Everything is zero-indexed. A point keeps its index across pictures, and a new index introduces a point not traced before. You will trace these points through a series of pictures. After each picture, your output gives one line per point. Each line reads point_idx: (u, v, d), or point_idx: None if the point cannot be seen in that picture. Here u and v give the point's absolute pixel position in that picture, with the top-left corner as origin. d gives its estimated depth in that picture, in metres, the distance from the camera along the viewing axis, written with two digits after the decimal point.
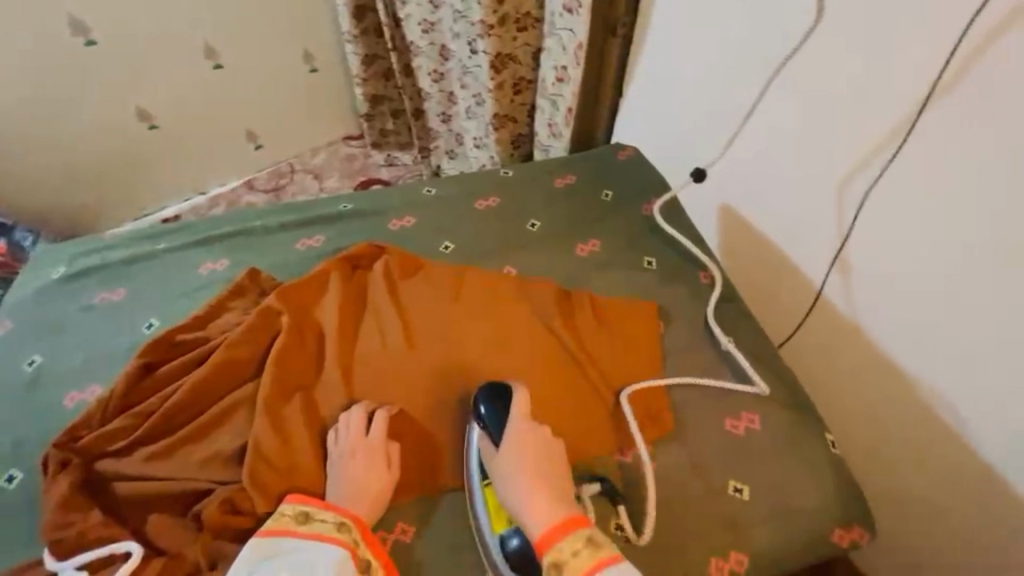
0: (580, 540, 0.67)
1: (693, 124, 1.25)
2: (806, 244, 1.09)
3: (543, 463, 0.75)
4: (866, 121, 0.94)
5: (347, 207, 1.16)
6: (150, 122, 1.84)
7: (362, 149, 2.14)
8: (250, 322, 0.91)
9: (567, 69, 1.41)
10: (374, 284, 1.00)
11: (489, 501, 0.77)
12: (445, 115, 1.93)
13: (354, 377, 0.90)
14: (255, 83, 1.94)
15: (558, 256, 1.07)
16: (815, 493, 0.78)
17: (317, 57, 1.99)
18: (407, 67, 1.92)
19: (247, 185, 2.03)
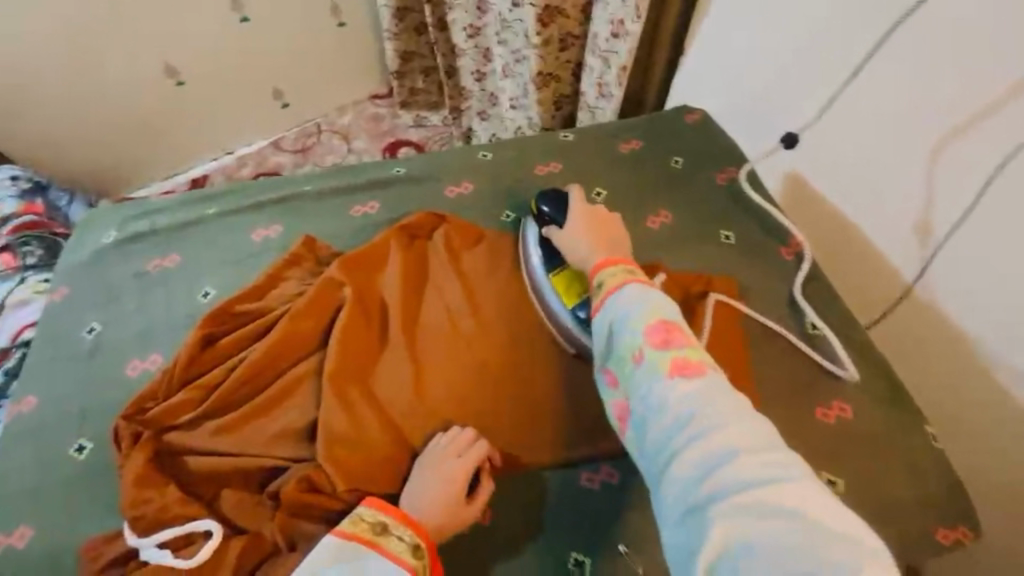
0: (621, 267, 0.77)
1: (768, 87, 1.13)
2: (896, 219, 0.96)
3: (594, 232, 0.87)
4: (975, 86, 0.83)
5: (401, 172, 1.10)
6: (178, 78, 1.77)
7: (389, 109, 2.05)
8: (312, 292, 0.87)
9: (623, 23, 1.31)
10: (436, 253, 0.96)
11: (556, 285, 0.88)
12: (479, 73, 1.82)
13: (420, 350, 0.86)
14: (285, 39, 1.85)
15: (627, 228, 1.01)
16: (916, 489, 0.74)
17: (346, 12, 1.88)
18: (442, 21, 1.81)
19: (275, 145, 1.96)
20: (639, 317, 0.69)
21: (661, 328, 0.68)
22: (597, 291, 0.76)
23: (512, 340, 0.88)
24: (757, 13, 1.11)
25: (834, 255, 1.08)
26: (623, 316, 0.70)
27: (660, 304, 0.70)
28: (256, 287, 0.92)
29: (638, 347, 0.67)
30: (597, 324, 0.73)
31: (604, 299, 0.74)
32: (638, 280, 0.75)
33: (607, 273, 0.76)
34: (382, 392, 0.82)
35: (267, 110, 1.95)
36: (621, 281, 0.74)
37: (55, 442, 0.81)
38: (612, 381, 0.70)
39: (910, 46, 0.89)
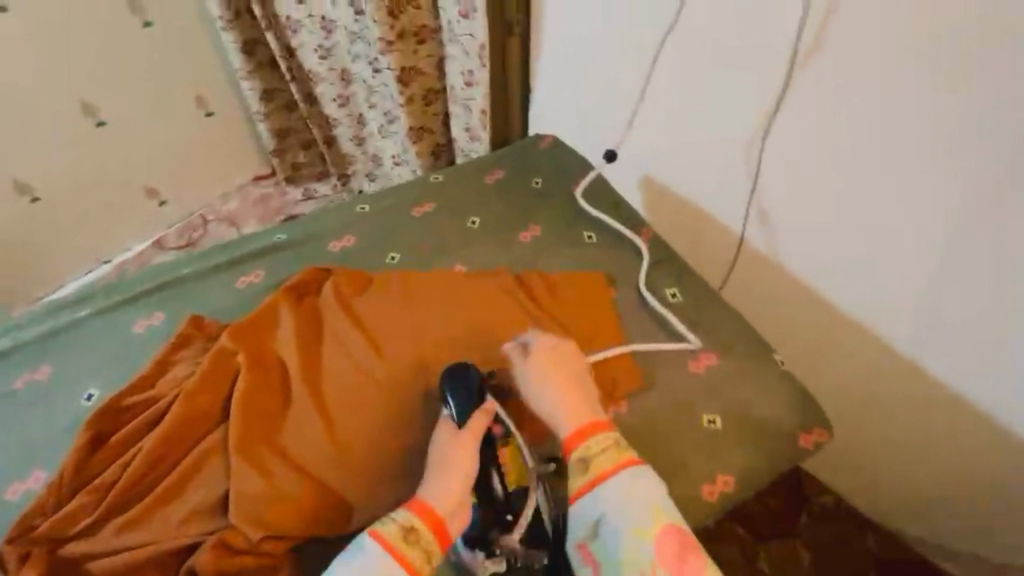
0: (607, 440, 0.78)
1: (608, 104, 1.31)
2: (719, 191, 1.20)
3: (570, 382, 0.82)
4: (747, 78, 1.05)
5: (281, 238, 1.13)
6: (31, 195, 1.72)
7: (275, 186, 2.03)
8: (204, 368, 0.87)
9: (473, 73, 1.46)
10: (328, 305, 1.00)
11: (508, 460, 0.81)
12: (358, 138, 1.90)
13: (327, 398, 0.89)
14: (149, 136, 1.84)
15: (503, 245, 1.12)
16: (775, 408, 0.88)
17: (210, 101, 1.90)
18: (310, 96, 1.87)
19: (156, 244, 1.89)
20: (642, 524, 0.72)
21: (672, 539, 0.72)
22: (581, 468, 0.77)
23: (416, 369, 0.93)
24: (577, 49, 1.31)
25: (688, 227, 1.30)
26: (624, 517, 0.73)
27: (661, 508, 0.74)
28: (145, 375, 0.91)
29: (644, 566, 0.71)
30: (586, 510, 0.75)
31: (592, 483, 0.75)
32: (631, 463, 0.76)
33: (594, 446, 0.77)
34: (293, 448, 0.83)
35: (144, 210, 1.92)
36: (613, 465, 0.76)
37: None
38: (593, 567, 0.74)
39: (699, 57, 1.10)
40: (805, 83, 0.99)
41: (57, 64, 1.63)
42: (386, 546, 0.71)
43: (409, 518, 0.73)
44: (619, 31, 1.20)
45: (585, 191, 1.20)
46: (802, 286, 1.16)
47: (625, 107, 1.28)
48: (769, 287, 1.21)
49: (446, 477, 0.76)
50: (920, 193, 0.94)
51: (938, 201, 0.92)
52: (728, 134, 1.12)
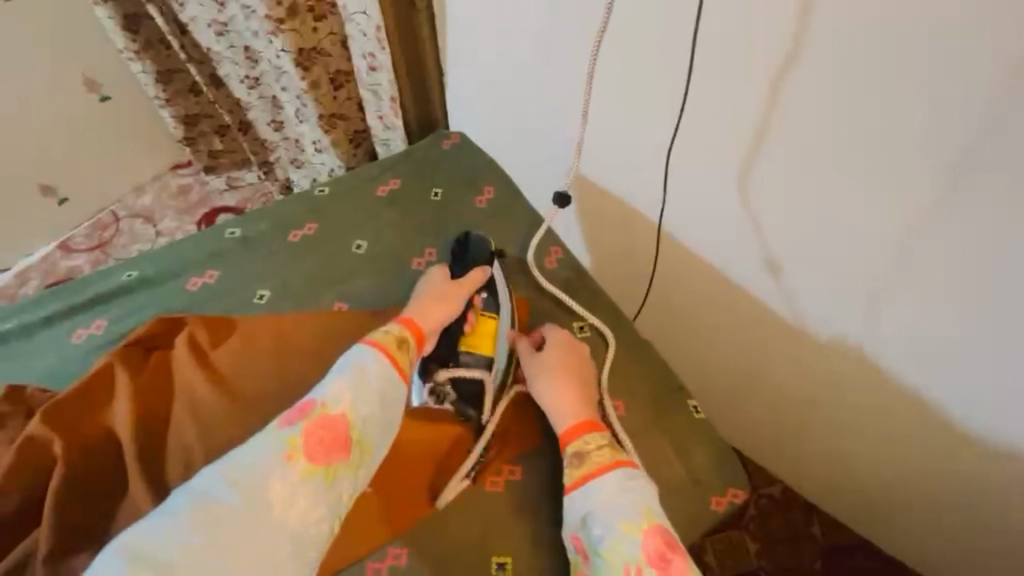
0: (603, 439, 0.74)
1: (523, 96, 1.10)
2: (642, 201, 1.03)
3: (583, 382, 0.80)
4: (674, 71, 0.84)
5: (132, 275, 0.97)
6: None
7: (195, 177, 1.84)
8: (7, 463, 0.72)
9: (375, 56, 1.27)
10: (178, 364, 0.84)
11: (479, 327, 0.85)
12: (276, 122, 1.65)
13: (171, 483, 0.76)
14: (23, 133, 1.57)
15: (393, 276, 0.96)
16: (681, 465, 0.80)
17: (103, 82, 1.64)
18: (214, 77, 1.62)
19: (64, 248, 1.68)
20: (632, 521, 0.66)
21: (661, 544, 0.64)
22: (575, 462, 0.73)
23: None
24: (489, 26, 1.07)
25: (610, 241, 1.15)
26: (614, 509, 0.67)
27: (653, 507, 0.67)
28: None
29: (633, 563, 0.64)
30: (577, 505, 0.70)
31: (588, 477, 0.71)
32: (628, 467, 0.71)
33: (589, 440, 0.74)
34: None
35: (41, 213, 1.68)
36: (608, 462, 0.71)
37: None
38: (583, 557, 0.69)
39: (638, 35, 0.85)
40: (714, 92, 0.81)
41: None
42: (388, 354, 0.74)
43: (402, 333, 0.78)
44: (528, 28, 1.00)
45: (487, 210, 1.05)
46: (746, 304, 1.00)
47: (549, 99, 1.06)
48: (698, 310, 1.09)
49: (431, 306, 0.82)
50: (844, 228, 0.79)
51: (878, 232, 0.75)
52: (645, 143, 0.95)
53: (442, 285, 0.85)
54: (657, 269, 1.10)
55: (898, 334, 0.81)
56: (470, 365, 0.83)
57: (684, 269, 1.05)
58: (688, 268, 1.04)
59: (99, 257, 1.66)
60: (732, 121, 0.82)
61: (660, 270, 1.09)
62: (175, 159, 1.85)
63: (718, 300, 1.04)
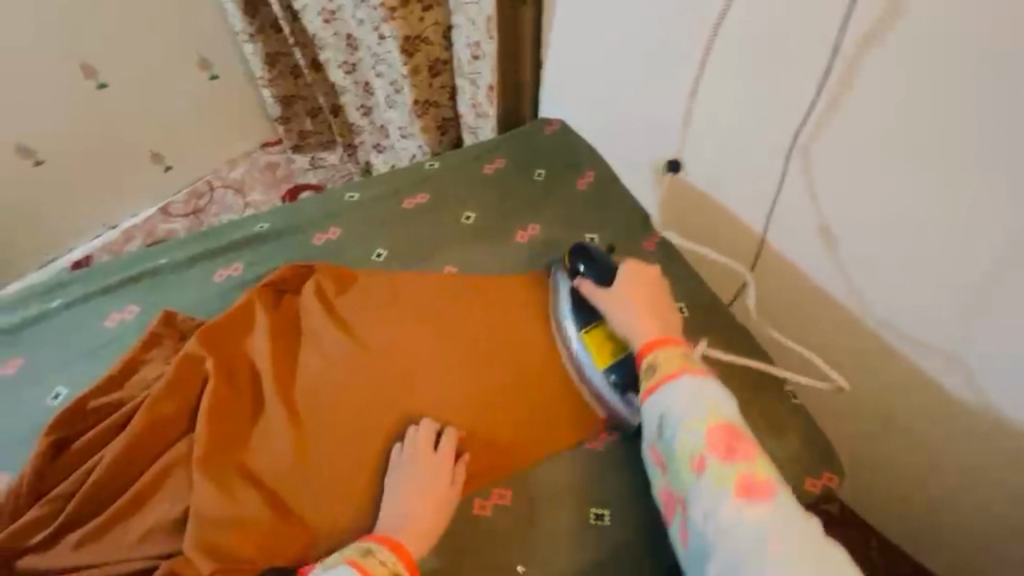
0: (678, 352, 0.78)
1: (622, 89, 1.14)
2: (737, 199, 1.05)
3: (653, 308, 0.84)
4: (787, 68, 0.87)
5: (263, 227, 1.07)
6: (35, 157, 1.62)
7: (283, 155, 1.95)
8: (170, 375, 0.82)
9: (481, 45, 1.30)
10: (306, 307, 0.93)
11: (590, 345, 0.87)
12: (365, 108, 1.76)
13: (300, 408, 0.84)
14: (151, 102, 1.74)
15: (498, 247, 1.02)
16: (778, 446, 0.82)
17: (214, 63, 1.80)
18: (315, 62, 1.75)
19: (164, 212, 1.81)
20: (698, 416, 0.72)
21: (725, 435, 0.70)
22: (651, 371, 0.78)
23: (397, 372, 0.87)
24: (600, 23, 1.11)
25: (691, 236, 1.17)
26: (681, 409, 0.72)
27: (719, 404, 0.72)
28: (111, 377, 0.85)
29: (698, 454, 0.69)
30: (650, 409, 0.75)
31: (661, 381, 0.76)
32: (697, 372, 0.76)
33: (660, 355, 0.78)
34: (263, 466, 0.78)
35: (147, 179, 1.83)
36: (675, 368, 0.76)
37: None
38: (662, 468, 0.74)
39: (754, 31, 0.88)
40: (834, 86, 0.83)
41: (52, 20, 1.50)
42: None
43: (396, 563, 0.69)
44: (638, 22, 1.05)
45: (588, 192, 1.10)
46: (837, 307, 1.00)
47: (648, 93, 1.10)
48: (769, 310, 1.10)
49: (416, 499, 0.76)
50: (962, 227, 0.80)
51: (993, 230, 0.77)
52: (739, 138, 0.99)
53: (420, 469, 0.78)
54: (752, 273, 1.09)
55: (972, 337, 0.83)
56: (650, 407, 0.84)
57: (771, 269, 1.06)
58: (777, 268, 1.05)
59: (192, 220, 1.78)
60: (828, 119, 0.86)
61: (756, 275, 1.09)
62: (267, 137, 1.99)
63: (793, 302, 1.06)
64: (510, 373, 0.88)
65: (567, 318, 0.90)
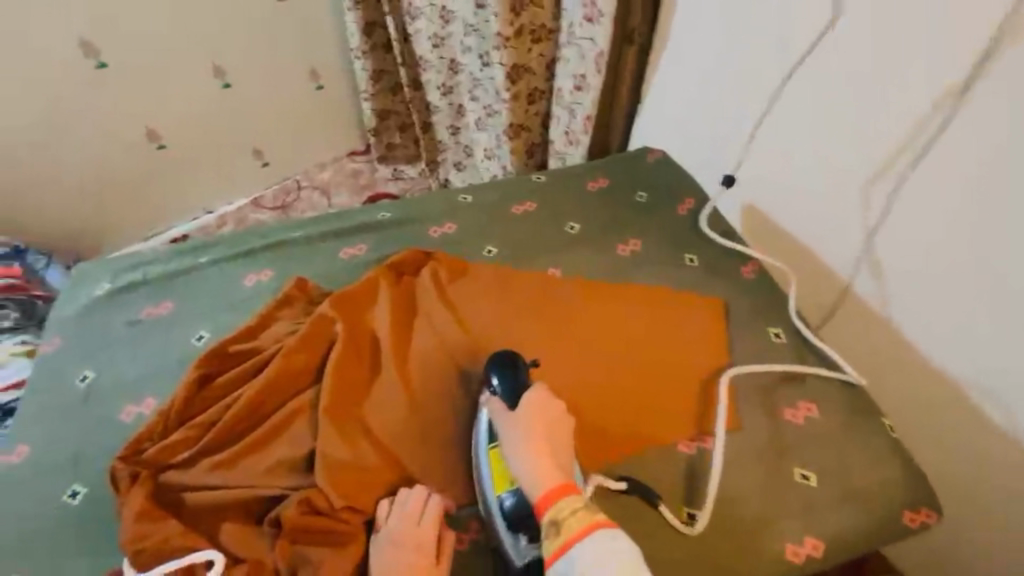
0: (578, 501, 0.71)
1: (731, 126, 1.20)
2: (830, 250, 1.08)
3: (550, 446, 0.76)
4: (891, 115, 0.93)
5: (385, 216, 1.17)
6: (159, 142, 1.82)
7: (368, 164, 2.10)
8: (305, 331, 0.91)
9: (585, 78, 1.37)
10: (422, 290, 1.01)
11: (492, 466, 0.79)
12: (454, 127, 1.89)
13: (411, 377, 0.91)
14: (267, 102, 1.92)
15: (600, 257, 1.09)
16: (881, 476, 0.82)
17: (323, 74, 1.97)
18: (416, 81, 1.89)
19: (254, 204, 1.97)
20: None
21: None
22: (555, 529, 0.69)
23: None
24: (713, 66, 1.19)
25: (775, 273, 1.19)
26: None
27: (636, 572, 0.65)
28: (248, 327, 0.95)
29: None
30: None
31: (566, 545, 0.68)
32: (605, 526, 0.69)
33: (564, 509, 0.70)
34: (378, 425, 0.85)
35: (247, 172, 2.00)
36: (584, 525, 0.69)
37: (47, 490, 0.81)
38: None
39: (879, 79, 0.93)
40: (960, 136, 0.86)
41: (201, 26, 1.73)
42: None
43: None
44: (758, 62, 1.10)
45: (686, 218, 1.15)
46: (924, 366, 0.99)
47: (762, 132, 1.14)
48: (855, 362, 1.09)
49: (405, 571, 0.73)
50: None
51: None
52: (840, 179, 1.03)
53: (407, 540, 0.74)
54: (838, 313, 1.09)
55: None
56: (743, 418, 0.88)
57: (857, 316, 1.06)
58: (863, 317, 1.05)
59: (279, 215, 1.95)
60: (943, 166, 0.89)
61: (841, 316, 1.08)
62: (354, 147, 2.14)
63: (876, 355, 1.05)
64: (624, 369, 0.92)
65: (480, 430, 0.83)
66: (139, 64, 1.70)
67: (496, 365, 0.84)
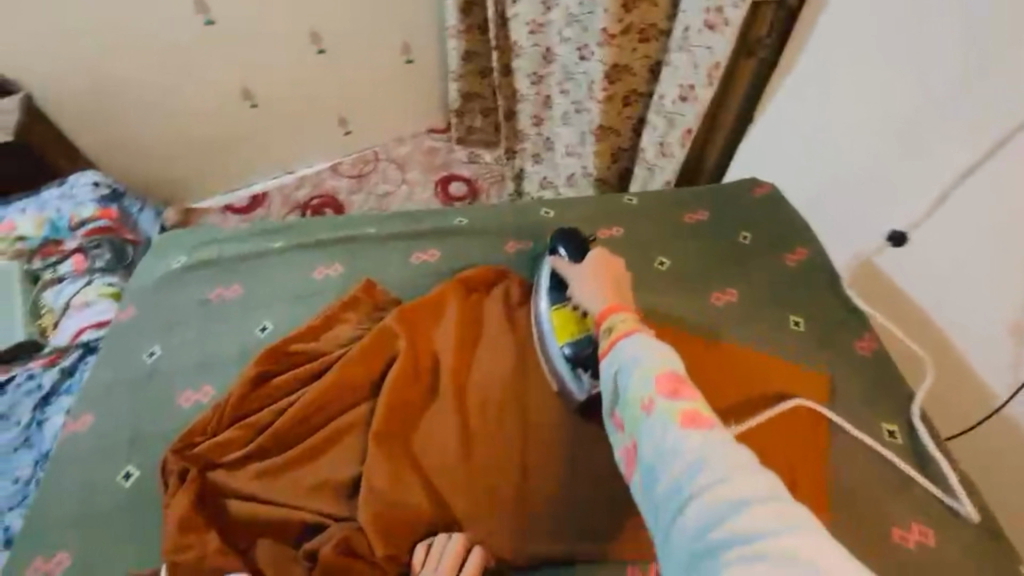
0: (630, 313, 0.72)
1: (865, 166, 1.04)
2: (973, 341, 0.91)
3: (611, 286, 0.81)
4: None
5: (461, 222, 1.10)
6: (252, 101, 1.84)
7: (446, 144, 2.06)
8: (366, 341, 0.88)
9: (693, 89, 1.22)
10: (491, 311, 0.95)
11: (556, 321, 0.88)
12: (537, 118, 1.76)
13: (468, 406, 0.85)
14: (356, 74, 1.90)
15: (690, 303, 0.98)
16: None
17: (415, 49, 1.91)
18: (507, 67, 1.78)
19: (333, 169, 2.00)
20: (648, 363, 0.61)
21: (672, 377, 0.59)
22: (606, 335, 0.70)
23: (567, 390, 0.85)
24: (863, 100, 1.02)
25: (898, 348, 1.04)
26: (632, 357, 0.62)
27: (672, 354, 0.62)
28: (312, 326, 0.92)
29: (645, 397, 0.59)
30: (605, 368, 0.66)
31: (612, 341, 0.67)
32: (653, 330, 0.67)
33: (617, 318, 0.71)
34: (427, 456, 0.80)
35: (329, 142, 2.00)
36: (630, 327, 0.68)
37: (103, 466, 0.82)
38: (620, 429, 0.62)
39: None
40: None
41: None
42: None
43: None
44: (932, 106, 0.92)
45: (794, 271, 1.01)
46: None
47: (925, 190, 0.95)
48: (987, 470, 0.93)
49: None
50: None
51: None
52: (1006, 261, 0.85)
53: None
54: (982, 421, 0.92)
55: None
56: (840, 529, 0.75)
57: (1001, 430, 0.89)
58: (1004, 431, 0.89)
59: (354, 184, 1.95)
60: None
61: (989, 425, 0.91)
62: (433, 124, 2.09)
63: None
64: None
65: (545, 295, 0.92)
66: (242, 25, 1.70)
67: (561, 237, 0.93)
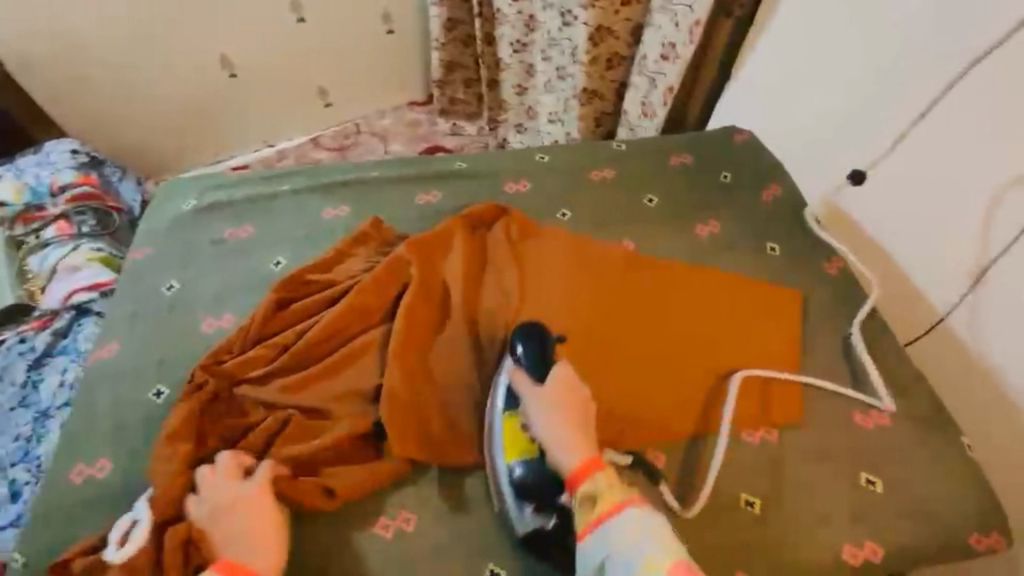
0: (613, 478, 0.72)
1: (830, 115, 1.13)
2: (924, 263, 1.02)
3: (582, 423, 0.77)
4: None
5: (461, 166, 1.16)
6: (231, 70, 1.84)
7: (428, 116, 2.07)
8: (380, 269, 0.93)
9: (675, 47, 1.27)
10: (494, 243, 1.00)
11: (505, 430, 0.80)
12: (521, 88, 1.82)
13: (478, 326, 0.92)
14: (337, 43, 1.91)
15: (678, 235, 1.06)
16: (951, 498, 0.81)
17: (395, 19, 1.93)
18: (490, 35, 1.82)
19: (314, 142, 1.99)
20: (653, 557, 0.64)
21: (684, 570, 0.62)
22: (588, 503, 0.71)
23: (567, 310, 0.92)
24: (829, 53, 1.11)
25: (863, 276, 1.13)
26: (629, 552, 0.65)
27: (671, 542, 0.65)
28: (325, 259, 0.97)
29: None
30: (590, 552, 0.67)
31: (595, 525, 0.69)
32: (639, 502, 0.70)
33: (599, 484, 0.71)
34: (442, 369, 0.88)
35: (312, 112, 2.01)
36: (619, 502, 0.69)
37: (132, 388, 0.86)
38: None
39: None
40: None
41: None
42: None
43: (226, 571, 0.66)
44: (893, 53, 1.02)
45: (768, 208, 1.10)
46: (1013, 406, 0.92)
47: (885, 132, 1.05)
48: None
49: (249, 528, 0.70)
50: None
51: None
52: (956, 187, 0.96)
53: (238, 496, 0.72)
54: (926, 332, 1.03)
55: None
56: (810, 414, 0.86)
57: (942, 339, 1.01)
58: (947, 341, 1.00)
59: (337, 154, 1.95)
60: None
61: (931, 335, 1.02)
62: (412, 96, 2.11)
63: (956, 375, 0.99)
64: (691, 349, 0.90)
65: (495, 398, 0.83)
66: None
67: (520, 334, 0.84)
